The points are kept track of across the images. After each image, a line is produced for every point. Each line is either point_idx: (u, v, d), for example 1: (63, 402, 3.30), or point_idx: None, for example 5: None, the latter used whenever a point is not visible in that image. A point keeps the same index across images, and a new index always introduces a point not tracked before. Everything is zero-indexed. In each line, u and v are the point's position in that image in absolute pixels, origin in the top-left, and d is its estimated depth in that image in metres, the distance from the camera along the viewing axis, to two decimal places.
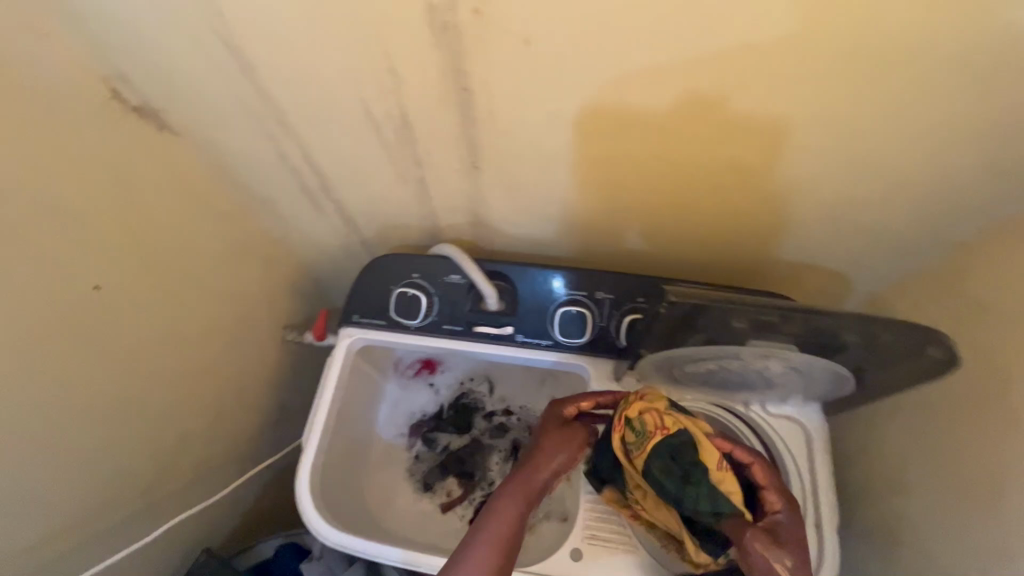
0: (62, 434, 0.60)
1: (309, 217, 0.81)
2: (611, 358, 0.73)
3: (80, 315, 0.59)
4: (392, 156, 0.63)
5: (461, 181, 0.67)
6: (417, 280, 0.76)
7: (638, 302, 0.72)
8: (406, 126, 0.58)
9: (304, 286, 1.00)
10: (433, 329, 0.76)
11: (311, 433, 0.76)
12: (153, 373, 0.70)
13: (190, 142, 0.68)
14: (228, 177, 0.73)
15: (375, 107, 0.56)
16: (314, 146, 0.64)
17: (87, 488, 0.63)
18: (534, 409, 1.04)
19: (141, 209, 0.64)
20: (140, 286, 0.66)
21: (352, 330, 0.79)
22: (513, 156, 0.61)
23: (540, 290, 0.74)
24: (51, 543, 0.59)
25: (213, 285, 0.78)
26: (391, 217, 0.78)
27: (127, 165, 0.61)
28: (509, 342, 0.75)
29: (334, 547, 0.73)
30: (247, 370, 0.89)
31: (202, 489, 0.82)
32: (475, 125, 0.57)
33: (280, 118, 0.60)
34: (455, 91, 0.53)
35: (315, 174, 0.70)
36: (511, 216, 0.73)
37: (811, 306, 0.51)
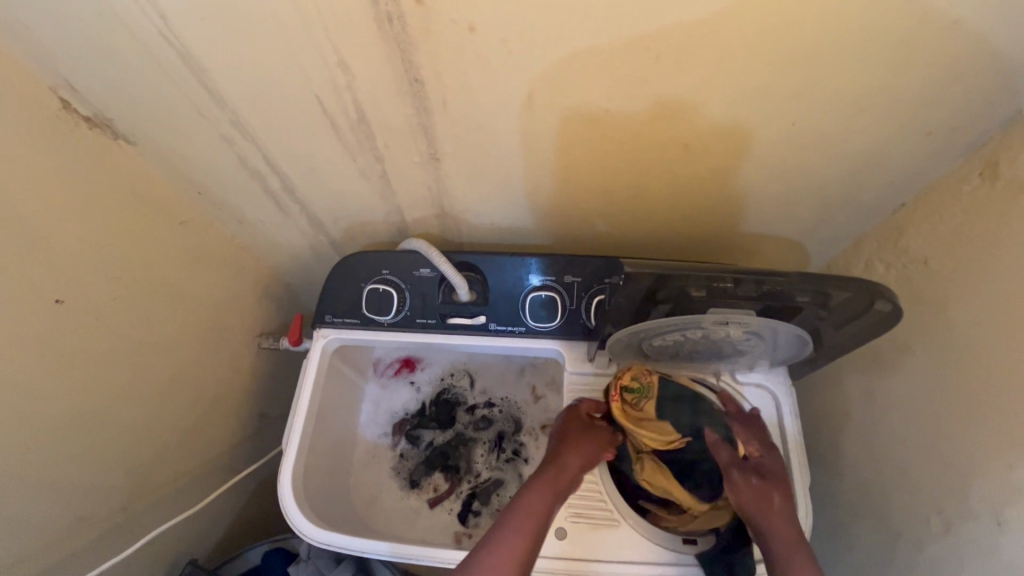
0: (30, 452, 0.59)
1: (275, 221, 0.81)
2: (584, 340, 0.75)
3: (43, 330, 0.59)
4: (352, 152, 0.64)
5: (423, 174, 0.68)
6: (388, 276, 0.77)
7: (605, 283, 0.74)
8: (362, 121, 0.59)
9: (276, 291, 0.99)
10: (407, 323, 0.77)
11: (291, 435, 0.76)
12: (123, 386, 0.70)
13: (144, 150, 0.67)
14: (188, 185, 0.73)
15: (330, 104, 0.56)
16: (273, 147, 0.64)
17: (63, 506, 0.63)
18: (516, 399, 1.05)
19: (99, 220, 0.63)
20: (103, 298, 0.65)
21: (326, 331, 0.79)
22: (471, 145, 0.63)
23: (509, 278, 0.76)
24: (26, 564, 0.58)
25: (180, 295, 0.77)
26: (357, 216, 0.78)
27: (80, 175, 0.60)
28: (482, 331, 0.76)
29: (322, 547, 0.73)
30: (223, 379, 0.89)
31: (182, 501, 0.81)
32: (431, 117, 0.58)
33: (236, 120, 0.60)
34: (408, 83, 0.54)
35: (277, 176, 0.71)
36: (476, 207, 0.74)
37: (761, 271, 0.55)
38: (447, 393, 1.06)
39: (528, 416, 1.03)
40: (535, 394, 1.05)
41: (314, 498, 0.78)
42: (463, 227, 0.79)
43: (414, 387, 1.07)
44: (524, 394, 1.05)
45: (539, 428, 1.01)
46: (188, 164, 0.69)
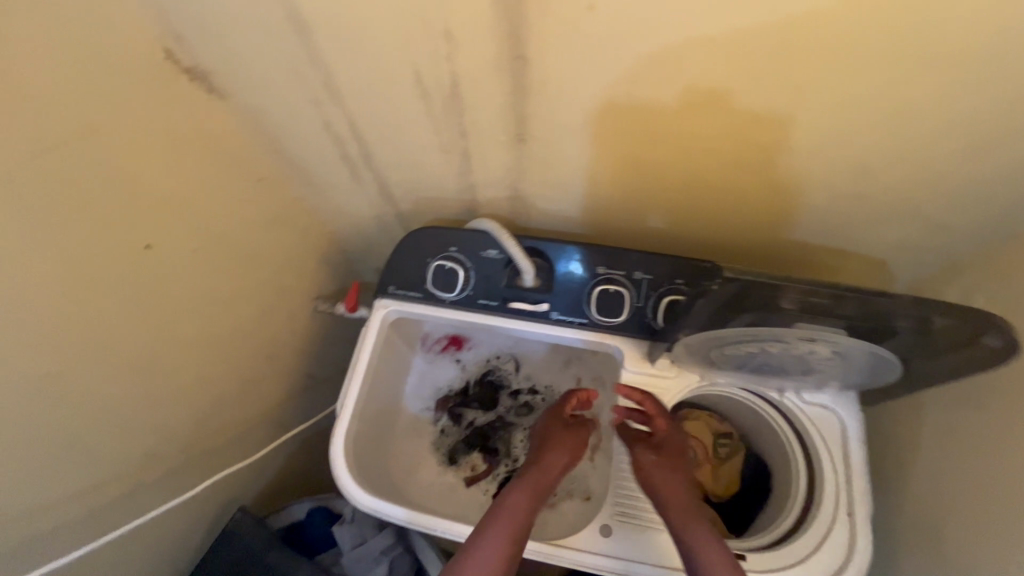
0: (108, 389, 0.61)
1: (347, 188, 0.81)
2: (646, 340, 0.73)
3: (132, 273, 0.61)
4: (437, 124, 0.63)
5: (504, 155, 0.67)
6: (454, 254, 0.77)
7: (676, 284, 0.71)
8: (454, 96, 0.58)
9: (337, 256, 1.01)
10: (468, 303, 0.76)
11: (346, 400, 0.77)
12: (194, 335, 0.72)
13: (235, 106, 0.68)
14: (270, 144, 0.74)
15: (426, 75, 0.56)
16: (359, 113, 0.64)
17: (132, 442, 0.66)
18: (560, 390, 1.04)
19: (188, 172, 0.65)
20: (185, 248, 0.67)
21: (388, 302, 0.79)
22: (559, 129, 0.61)
23: (577, 267, 0.74)
24: (96, 492, 0.62)
25: (251, 252, 0.79)
26: (429, 190, 0.78)
27: (176, 127, 0.61)
28: (543, 319, 0.75)
29: (366, 512, 0.74)
30: (280, 337, 0.91)
31: (236, 449, 0.84)
32: (524, 96, 0.57)
33: (327, 83, 0.60)
34: (509, 60, 0.52)
35: (357, 143, 0.70)
36: (550, 192, 0.73)
37: (863, 288, 0.54)
38: (491, 375, 1.06)
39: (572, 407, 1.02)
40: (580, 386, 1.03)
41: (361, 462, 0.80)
42: (533, 212, 0.78)
43: (461, 365, 1.07)
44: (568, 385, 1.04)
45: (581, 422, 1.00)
46: (273, 123, 0.69)
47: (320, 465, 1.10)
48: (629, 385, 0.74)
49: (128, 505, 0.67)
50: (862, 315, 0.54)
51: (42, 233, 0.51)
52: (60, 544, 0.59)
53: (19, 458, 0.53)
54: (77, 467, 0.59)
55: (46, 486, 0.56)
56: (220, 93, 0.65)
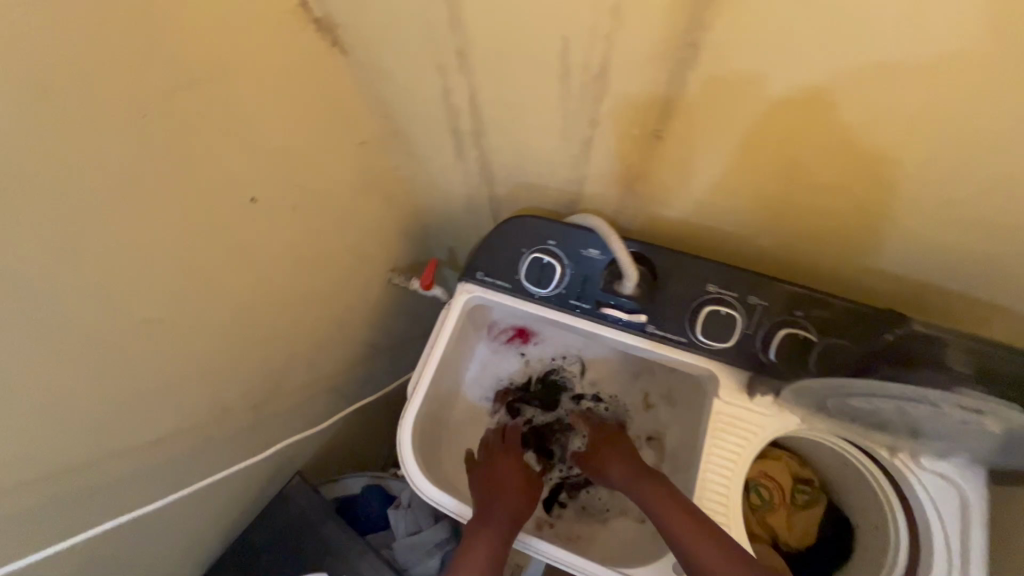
0: (196, 339, 0.60)
1: (446, 163, 0.77)
2: (748, 372, 0.67)
3: (235, 225, 0.59)
4: (569, 108, 0.58)
5: (632, 150, 0.61)
6: (552, 248, 0.72)
7: (795, 316, 0.64)
8: (599, 79, 0.52)
9: (418, 230, 0.98)
10: (560, 302, 0.72)
11: (418, 384, 0.74)
12: (279, 293, 0.70)
13: (353, 64, 0.64)
14: (380, 107, 0.70)
15: (575, 53, 0.50)
16: (486, 86, 0.59)
17: (211, 395, 0.65)
18: (626, 401, 0.99)
19: (300, 127, 0.62)
20: (285, 205, 0.65)
21: (473, 287, 0.76)
22: (707, 131, 0.54)
23: (685, 282, 0.68)
24: (172, 440, 0.61)
25: (342, 215, 0.76)
26: (534, 176, 0.73)
27: (298, 79, 0.58)
28: (638, 331, 0.70)
29: (425, 501, 0.72)
30: (354, 306, 0.89)
31: (298, 411, 0.83)
32: (680, 90, 0.50)
33: (462, 50, 0.56)
34: (678, 48, 0.46)
35: (472, 117, 0.66)
36: (668, 198, 0.67)
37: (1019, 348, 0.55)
38: (555, 374, 1.01)
39: (635, 422, 0.98)
40: (646, 401, 0.98)
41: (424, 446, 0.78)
42: (642, 215, 0.72)
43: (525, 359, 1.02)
44: (633, 397, 0.99)
45: (643, 438, 0.96)
46: (389, 86, 0.66)
47: (369, 435, 1.09)
48: (721, 416, 0.68)
49: (199, 457, 0.66)
50: (954, 367, 0.57)
51: (163, 177, 0.48)
52: (136, 488, 0.59)
53: (111, 400, 0.52)
54: (159, 413, 0.58)
55: (131, 431, 0.56)
56: (344, 48, 0.61)
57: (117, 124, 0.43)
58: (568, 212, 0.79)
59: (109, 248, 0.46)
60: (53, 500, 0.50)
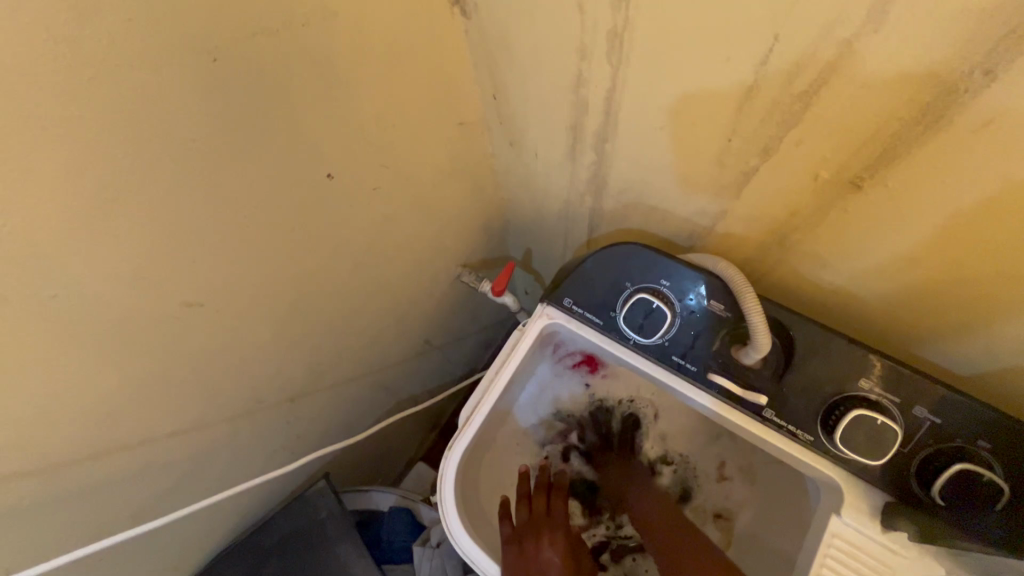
0: (241, 325, 0.52)
1: (554, 162, 0.65)
2: (886, 496, 0.53)
3: (306, 203, 0.50)
4: (738, 129, 0.44)
5: (805, 195, 0.47)
6: (664, 289, 0.59)
7: (978, 448, 0.48)
8: (800, 101, 0.38)
9: (499, 225, 0.87)
10: (659, 356, 0.60)
11: (469, 419, 0.64)
12: (340, 281, 0.62)
13: (472, 31, 0.52)
14: (491, 86, 0.59)
15: (778, 60, 0.36)
16: (633, 83, 0.46)
17: (245, 385, 0.57)
18: (699, 465, 0.85)
19: (397, 98, 0.52)
20: (364, 185, 0.55)
21: (557, 314, 0.64)
22: (935, 194, 0.39)
23: (828, 368, 0.54)
24: (199, 429, 0.55)
25: (424, 203, 0.66)
26: (657, 197, 0.60)
27: (407, 42, 0.48)
28: (751, 412, 0.57)
29: (458, 553, 0.63)
30: (417, 301, 0.80)
31: (337, 405, 0.75)
32: (920, 133, 0.36)
33: (615, 34, 0.43)
34: (948, 77, 0.32)
35: (601, 117, 0.53)
36: (832, 259, 0.52)
37: None
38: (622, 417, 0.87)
39: (705, 493, 0.83)
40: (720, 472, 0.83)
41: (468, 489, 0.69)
42: (785, 270, 0.57)
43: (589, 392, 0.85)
44: (708, 463, 0.84)
45: (710, 514, 0.81)
46: (509, 65, 0.54)
47: (407, 434, 1.01)
48: (838, 544, 0.54)
49: (225, 448, 0.59)
50: None
51: (226, 139, 0.39)
52: (150, 478, 0.53)
53: (134, 384, 0.46)
54: (189, 400, 0.52)
55: (150, 417, 0.49)
56: (467, 8, 0.50)
57: (183, 70, 0.34)
58: (686, 245, 0.65)
59: (149, 216, 0.38)
60: (50, 485, 0.44)
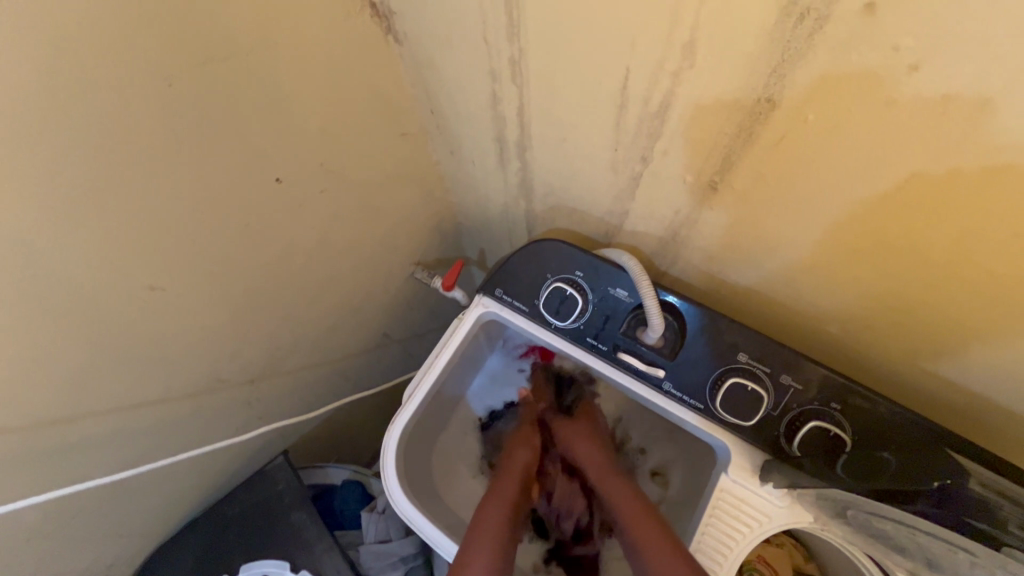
0: (203, 312, 0.60)
1: (488, 168, 0.73)
2: (763, 454, 0.61)
3: (258, 204, 0.58)
4: (620, 140, 0.53)
5: (682, 196, 0.55)
6: (577, 278, 0.67)
7: (830, 409, 0.57)
8: (659, 119, 0.47)
9: (450, 227, 0.94)
10: (576, 337, 0.68)
11: (409, 398, 0.71)
12: (294, 275, 0.69)
13: (405, 55, 0.60)
14: (428, 102, 0.67)
15: (635, 86, 0.45)
16: (537, 101, 0.55)
17: (205, 366, 0.64)
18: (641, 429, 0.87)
19: (339, 113, 0.59)
20: (312, 189, 0.63)
21: (489, 302, 0.72)
22: (770, 193, 0.48)
23: (712, 344, 0.63)
24: (165, 404, 0.62)
25: (372, 204, 0.74)
26: (574, 199, 0.68)
27: (345, 66, 0.56)
28: (653, 385, 0.65)
29: (402, 518, 0.70)
30: (371, 296, 0.87)
31: (295, 390, 0.82)
32: (745, 143, 0.45)
33: (515, 60, 0.51)
34: (752, 102, 0.41)
35: (518, 129, 0.62)
36: (715, 251, 0.60)
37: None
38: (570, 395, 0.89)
39: (647, 455, 0.85)
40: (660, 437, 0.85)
41: (416, 467, 0.76)
42: (682, 260, 0.65)
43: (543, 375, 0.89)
44: (645, 433, 0.87)
45: (648, 473, 0.84)
46: (441, 85, 0.62)
47: (369, 424, 1.08)
48: (726, 497, 0.62)
49: (189, 424, 0.66)
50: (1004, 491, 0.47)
51: (184, 147, 0.47)
52: (117, 447, 0.59)
53: (104, 361, 0.53)
54: (155, 377, 0.59)
55: (116, 391, 0.56)
56: (399, 36, 0.58)
57: (144, 96, 0.42)
58: (605, 242, 0.73)
59: (117, 211, 0.45)
60: (29, 448, 0.50)
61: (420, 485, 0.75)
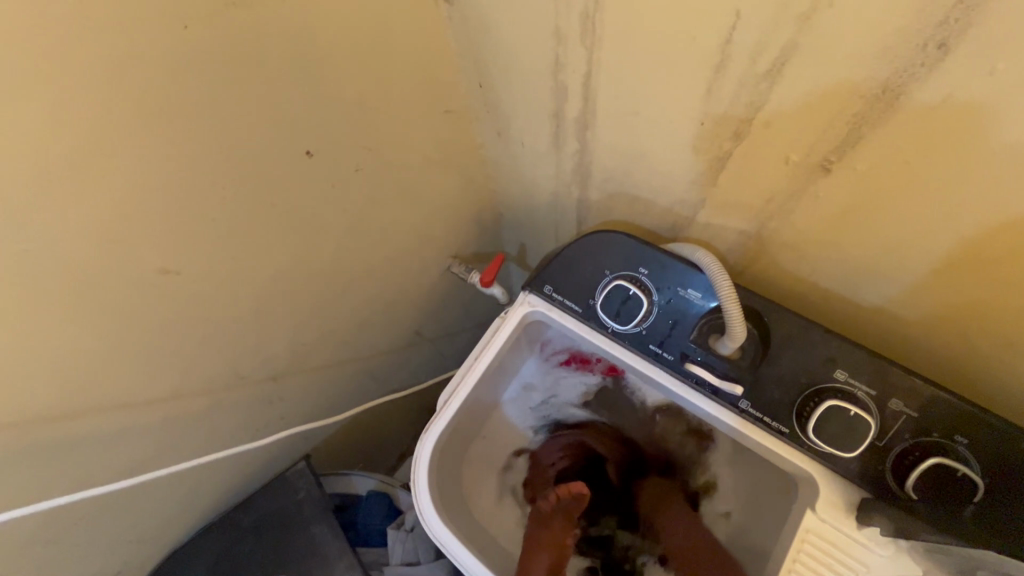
0: (223, 300, 0.54)
1: (539, 151, 0.65)
2: (864, 493, 0.51)
3: (286, 181, 0.51)
4: (711, 110, 0.44)
5: (781, 181, 0.46)
6: (641, 277, 0.59)
7: (954, 443, 0.47)
8: (767, 80, 0.38)
9: (490, 218, 0.87)
10: (637, 344, 0.60)
11: (446, 403, 0.64)
12: (322, 263, 0.62)
13: (456, 16, 0.53)
14: (477, 72, 0.59)
15: (744, 36, 0.37)
16: (610, 64, 0.47)
17: (222, 359, 0.58)
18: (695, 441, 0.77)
19: (380, 80, 0.52)
20: (346, 167, 0.56)
21: (536, 300, 0.64)
22: (909, 175, 0.38)
23: (801, 359, 0.53)
24: (177, 400, 0.56)
25: (410, 188, 0.67)
26: (640, 186, 0.60)
27: (389, 24, 0.49)
28: (728, 403, 0.56)
29: (433, 538, 0.63)
30: (404, 290, 0.80)
31: (319, 390, 0.76)
32: (886, 108, 0.35)
33: (589, 13, 0.43)
34: (907, 51, 0.32)
35: (582, 102, 0.53)
36: (813, 247, 0.51)
37: None
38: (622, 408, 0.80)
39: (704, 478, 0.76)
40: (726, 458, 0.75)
41: (448, 479, 0.68)
42: (767, 259, 0.56)
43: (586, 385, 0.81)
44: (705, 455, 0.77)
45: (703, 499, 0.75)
46: (494, 51, 0.54)
47: (395, 427, 1.01)
48: (811, 540, 0.53)
49: (203, 423, 0.60)
50: None
51: (204, 106, 0.40)
52: (124, 446, 0.53)
53: (110, 351, 0.47)
54: (168, 370, 0.53)
55: (124, 384, 0.50)
56: None
57: (156, 42, 0.35)
58: (670, 236, 0.64)
59: (122, 177, 0.39)
60: (23, 446, 0.44)
61: (454, 501, 0.67)
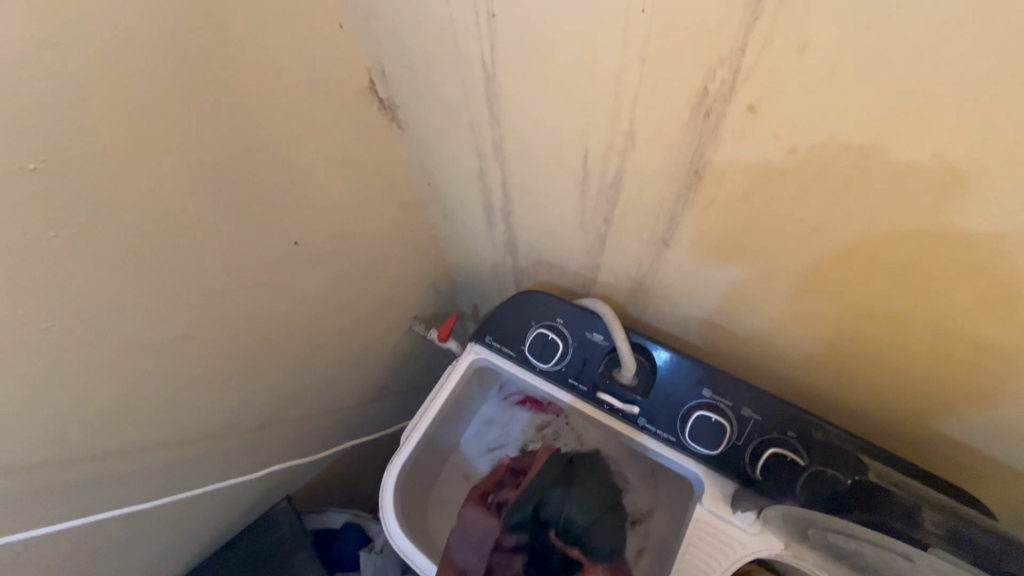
0: (225, 360, 0.67)
1: (477, 230, 0.83)
2: (734, 483, 0.66)
3: (279, 263, 0.67)
4: (586, 205, 0.63)
5: (643, 250, 0.65)
6: (559, 325, 0.76)
7: (787, 437, 0.64)
8: (614, 186, 0.57)
9: (445, 284, 1.03)
10: (559, 379, 0.75)
11: (407, 438, 0.77)
12: (303, 326, 0.77)
13: (406, 137, 0.71)
14: (426, 175, 0.77)
15: (593, 160, 0.56)
16: (517, 174, 0.65)
17: (221, 410, 0.71)
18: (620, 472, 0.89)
19: (350, 186, 0.69)
20: (324, 250, 0.72)
21: (479, 349, 0.79)
22: (713, 246, 0.57)
23: (679, 382, 0.70)
24: (184, 445, 0.68)
25: (376, 263, 0.83)
26: (553, 255, 0.78)
27: (353, 147, 0.66)
28: (630, 422, 0.71)
29: (399, 554, 0.74)
30: (373, 347, 0.94)
31: (299, 437, 0.87)
32: (686, 204, 0.54)
33: (498, 142, 0.62)
34: (684, 173, 0.51)
35: (503, 198, 0.72)
36: (676, 296, 0.69)
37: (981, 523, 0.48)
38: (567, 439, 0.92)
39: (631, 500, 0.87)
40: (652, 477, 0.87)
41: (412, 508, 0.80)
42: (651, 307, 0.74)
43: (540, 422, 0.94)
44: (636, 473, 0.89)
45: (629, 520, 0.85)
46: (437, 162, 0.73)
47: (366, 474, 1.12)
48: (701, 526, 0.66)
49: (200, 466, 0.72)
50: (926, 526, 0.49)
51: (222, 215, 0.56)
52: (138, 486, 0.65)
53: (137, 404, 0.59)
54: (178, 420, 0.65)
55: (145, 431, 0.62)
56: (401, 124, 0.69)
57: (195, 178, 0.51)
58: (583, 293, 0.82)
59: (161, 270, 0.54)
60: (65, 481, 0.56)
61: (417, 525, 0.79)
